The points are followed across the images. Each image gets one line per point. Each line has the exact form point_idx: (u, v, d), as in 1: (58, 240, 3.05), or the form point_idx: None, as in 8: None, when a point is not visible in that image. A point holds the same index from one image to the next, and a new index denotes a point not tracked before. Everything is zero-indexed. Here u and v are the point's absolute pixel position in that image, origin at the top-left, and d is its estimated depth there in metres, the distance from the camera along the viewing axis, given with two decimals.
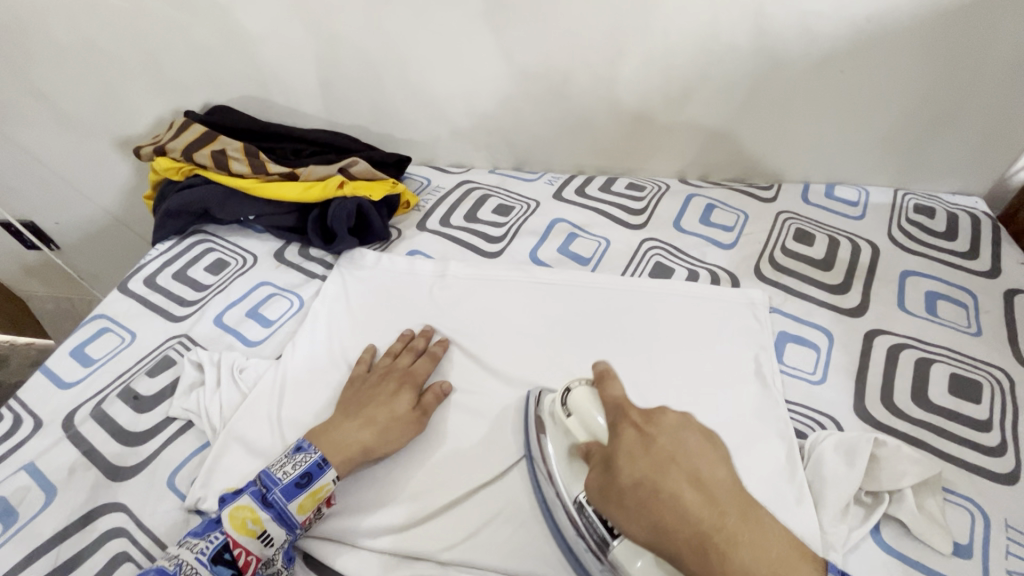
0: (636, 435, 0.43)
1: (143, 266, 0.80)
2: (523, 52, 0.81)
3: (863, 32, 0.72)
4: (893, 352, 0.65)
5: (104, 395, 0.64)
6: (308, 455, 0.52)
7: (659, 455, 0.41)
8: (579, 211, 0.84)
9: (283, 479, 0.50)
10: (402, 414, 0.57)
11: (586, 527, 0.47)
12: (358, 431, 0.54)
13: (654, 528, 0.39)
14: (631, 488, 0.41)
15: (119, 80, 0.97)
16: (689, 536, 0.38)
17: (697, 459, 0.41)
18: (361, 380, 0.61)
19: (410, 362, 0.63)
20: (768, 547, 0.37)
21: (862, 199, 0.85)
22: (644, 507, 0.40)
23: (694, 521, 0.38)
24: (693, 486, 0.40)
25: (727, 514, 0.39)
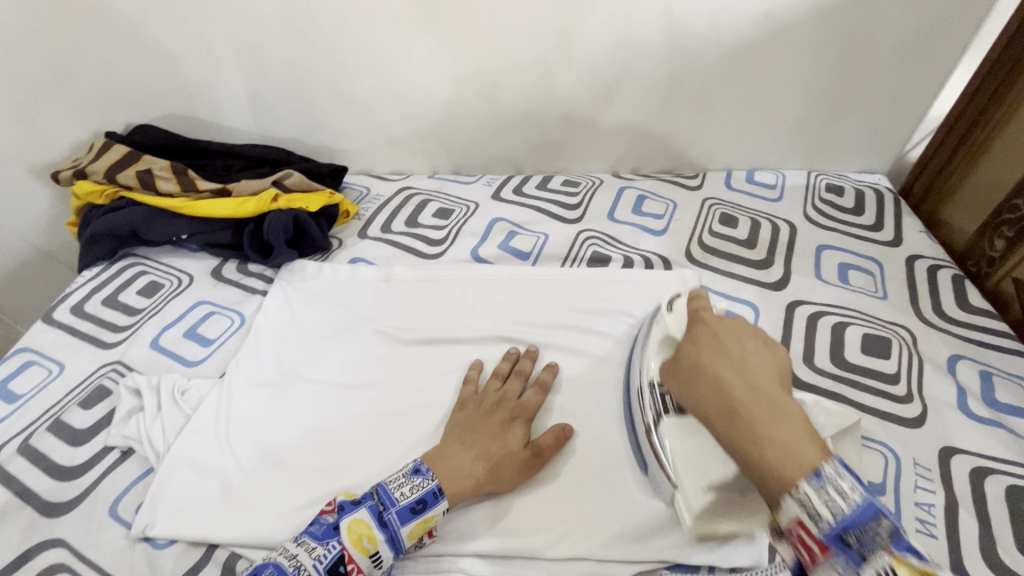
0: (711, 329, 0.46)
1: (70, 294, 0.76)
2: (451, 60, 0.83)
3: (762, 27, 0.77)
4: (812, 319, 0.70)
5: (34, 429, 0.61)
6: (425, 480, 0.51)
7: (718, 346, 0.44)
8: (518, 209, 0.86)
9: (400, 500, 0.50)
10: (519, 450, 0.54)
11: (651, 403, 0.51)
12: (472, 463, 0.53)
13: (697, 395, 0.43)
14: (688, 367, 0.45)
15: (31, 104, 0.92)
16: (710, 402, 0.42)
17: (737, 350, 0.43)
18: (471, 406, 0.59)
19: (519, 391, 0.60)
20: (785, 430, 0.37)
21: (779, 181, 0.91)
22: (692, 382, 0.44)
23: (728, 390, 0.41)
24: (736, 374, 0.42)
25: (759, 397, 0.40)
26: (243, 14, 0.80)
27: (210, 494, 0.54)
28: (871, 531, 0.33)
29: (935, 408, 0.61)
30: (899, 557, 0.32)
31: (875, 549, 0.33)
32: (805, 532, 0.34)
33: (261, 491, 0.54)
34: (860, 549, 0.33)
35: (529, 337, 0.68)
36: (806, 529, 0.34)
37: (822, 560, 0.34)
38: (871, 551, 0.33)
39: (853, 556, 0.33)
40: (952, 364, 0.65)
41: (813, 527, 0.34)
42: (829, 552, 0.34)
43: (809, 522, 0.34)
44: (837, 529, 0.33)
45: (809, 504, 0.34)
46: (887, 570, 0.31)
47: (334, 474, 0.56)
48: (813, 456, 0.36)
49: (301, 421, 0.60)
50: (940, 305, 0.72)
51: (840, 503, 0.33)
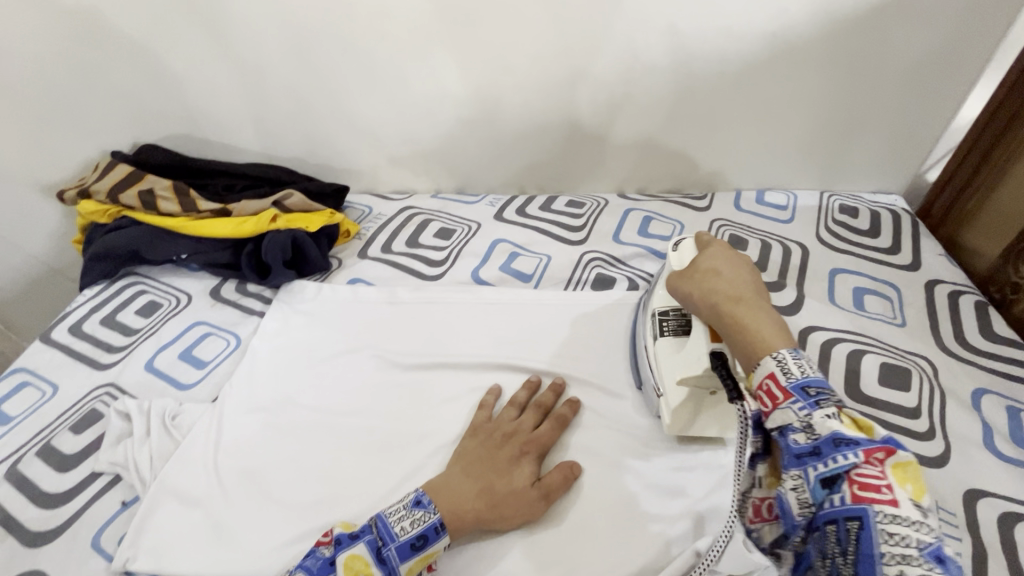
0: (722, 250, 0.55)
1: (69, 314, 0.76)
2: (454, 79, 0.83)
3: (770, 46, 0.76)
4: (826, 348, 0.67)
5: (23, 453, 0.60)
6: (427, 513, 0.49)
7: (727, 265, 0.53)
8: (521, 230, 0.84)
9: (400, 536, 0.48)
10: (526, 489, 0.52)
11: (649, 329, 0.59)
12: (473, 496, 0.51)
13: (703, 291, 0.51)
14: (701, 272, 0.53)
15: (41, 124, 0.93)
16: (715, 291, 0.50)
17: (742, 270, 0.53)
18: (483, 435, 0.56)
19: (535, 424, 0.58)
20: (770, 324, 0.47)
21: (791, 202, 0.89)
22: (702, 282, 0.52)
23: (733, 289, 0.50)
24: (737, 284, 0.51)
25: (754, 299, 0.49)
26: (247, 35, 0.80)
27: (196, 525, 0.53)
28: (825, 391, 0.41)
29: (958, 446, 0.57)
30: (842, 412, 0.40)
31: (826, 401, 0.40)
32: (772, 382, 0.42)
33: (247, 521, 0.53)
34: (817, 398, 0.40)
35: (529, 362, 0.65)
36: (775, 380, 0.42)
37: (782, 403, 0.41)
38: (824, 401, 0.40)
39: (811, 402, 0.40)
40: (976, 398, 0.62)
41: (781, 377, 0.42)
42: (789, 398, 0.41)
43: (779, 374, 0.42)
44: (800, 381, 0.41)
45: (782, 362, 0.42)
46: (832, 414, 0.39)
47: (324, 505, 0.54)
48: (784, 341, 0.45)
49: (291, 448, 0.59)
50: (962, 334, 0.68)
51: (801, 370, 0.42)
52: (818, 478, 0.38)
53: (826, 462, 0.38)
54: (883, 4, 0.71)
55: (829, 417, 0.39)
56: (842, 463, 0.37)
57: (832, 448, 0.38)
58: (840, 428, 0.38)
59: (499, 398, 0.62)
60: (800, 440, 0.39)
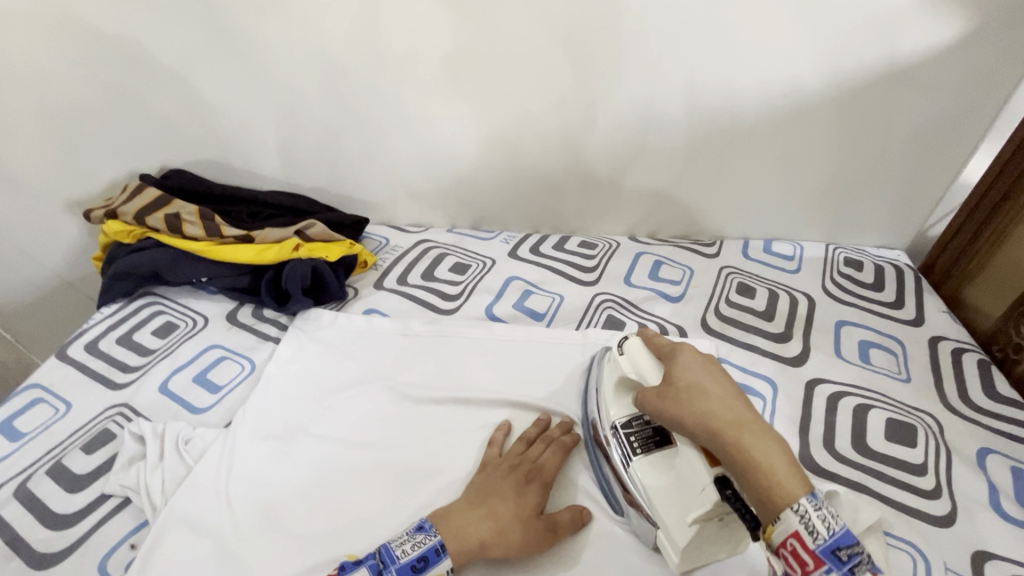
0: (694, 356, 0.52)
1: (86, 331, 0.77)
2: (478, 121, 0.86)
3: (781, 106, 0.79)
4: (833, 400, 0.68)
5: (33, 471, 0.60)
6: (428, 536, 0.50)
7: (705, 374, 0.50)
8: (534, 268, 0.86)
9: (401, 558, 0.48)
10: (531, 518, 0.52)
11: (617, 447, 0.53)
12: (478, 522, 0.51)
13: (697, 415, 0.46)
14: (684, 389, 0.48)
15: (73, 143, 0.96)
16: (709, 418, 0.46)
17: (720, 379, 0.50)
18: (489, 468, 0.57)
19: (540, 455, 0.58)
20: (774, 449, 0.44)
21: (797, 253, 0.91)
22: (693, 401, 0.47)
23: (728, 411, 0.46)
24: (726, 397, 0.47)
25: (751, 417, 0.46)
26: (283, 72, 0.84)
27: (204, 554, 0.53)
28: (856, 552, 0.39)
29: (965, 506, 0.58)
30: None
31: (861, 566, 0.38)
32: (799, 544, 0.39)
33: (255, 553, 0.53)
34: (850, 564, 0.38)
35: (541, 400, 0.66)
36: (803, 544, 0.39)
37: (813, 572, 0.39)
38: (858, 566, 0.38)
39: (845, 570, 0.38)
40: (981, 458, 0.62)
41: (809, 539, 0.39)
42: (822, 566, 0.39)
43: (807, 536, 0.39)
44: (830, 544, 0.39)
45: (809, 519, 0.39)
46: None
47: (331, 539, 0.54)
48: (802, 480, 0.42)
49: (301, 477, 0.59)
50: (966, 392, 0.69)
51: (830, 526, 0.39)
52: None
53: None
54: (891, 73, 0.75)
55: None
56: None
57: None
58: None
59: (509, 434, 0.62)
60: None
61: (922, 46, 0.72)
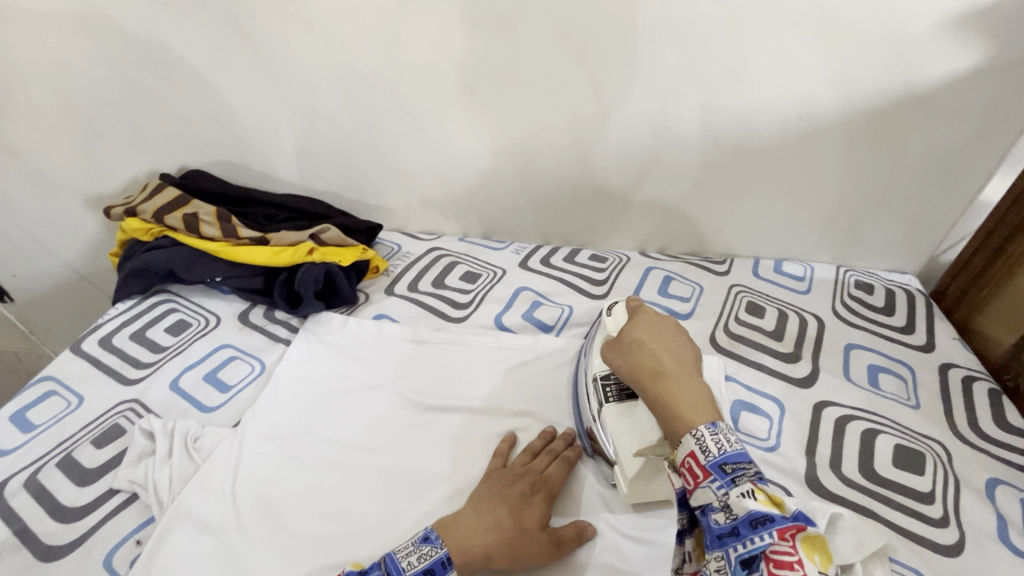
0: (650, 318, 0.57)
1: (100, 326, 0.78)
2: (494, 132, 0.87)
3: (796, 128, 0.80)
4: (841, 423, 0.68)
5: (43, 463, 0.61)
6: (434, 548, 0.50)
7: (653, 331, 0.56)
8: (544, 280, 0.87)
9: (407, 570, 0.48)
10: (537, 531, 0.52)
11: (593, 394, 0.60)
12: (483, 533, 0.51)
13: (631, 362, 0.53)
14: (628, 343, 0.55)
15: (97, 142, 0.98)
16: (638, 367, 0.52)
17: (665, 338, 0.55)
18: (495, 477, 0.57)
19: (545, 466, 0.59)
20: (693, 397, 0.49)
21: (807, 274, 0.91)
22: (631, 352, 0.54)
23: (656, 362, 0.52)
24: (663, 351, 0.53)
25: (678, 370, 0.51)
26: (304, 79, 0.85)
27: (209, 553, 0.53)
28: (741, 466, 0.43)
29: (973, 536, 0.57)
30: (758, 487, 0.42)
31: (743, 478, 0.42)
32: (694, 461, 0.44)
33: (257, 555, 0.53)
34: (733, 475, 0.42)
35: (547, 411, 0.66)
36: (697, 460, 0.44)
37: (703, 482, 0.43)
38: (741, 478, 0.42)
39: (726, 480, 0.42)
40: (991, 489, 0.62)
41: (701, 456, 0.44)
42: (709, 477, 0.43)
43: (699, 453, 0.44)
44: (718, 460, 0.43)
45: (701, 440, 0.44)
46: (748, 492, 0.42)
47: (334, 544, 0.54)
48: (709, 416, 0.47)
49: (308, 480, 0.59)
50: (976, 421, 0.69)
51: (723, 446, 0.44)
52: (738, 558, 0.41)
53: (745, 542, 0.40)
54: (906, 99, 0.75)
55: (744, 496, 0.41)
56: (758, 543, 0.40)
57: (749, 530, 0.40)
58: (755, 507, 0.41)
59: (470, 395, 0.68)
60: (720, 521, 0.42)
61: (939, 74, 0.72)
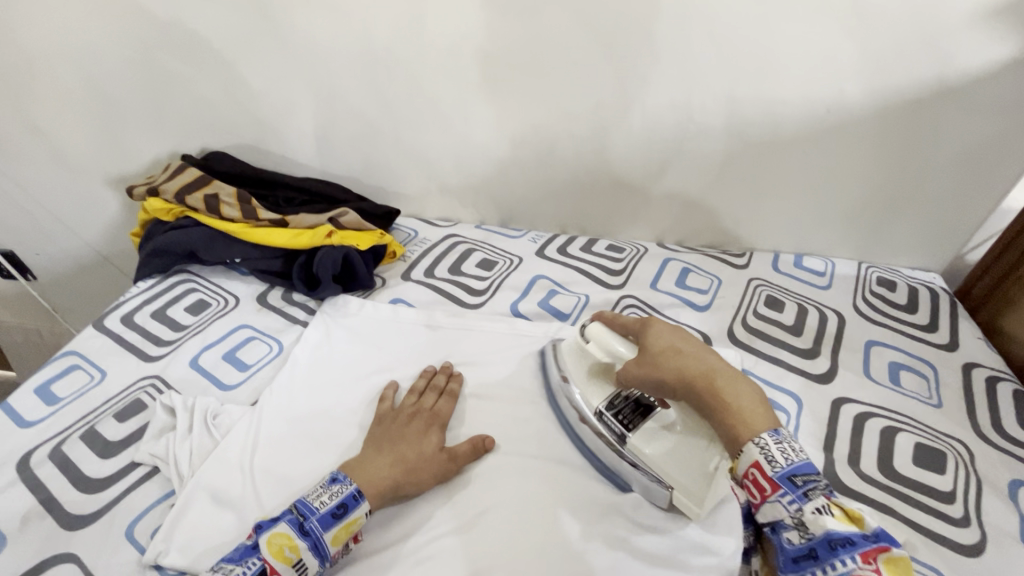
0: (670, 322, 0.56)
1: (122, 304, 0.79)
2: (513, 120, 0.86)
3: (822, 119, 0.78)
4: (859, 420, 0.67)
5: (67, 435, 0.62)
6: (342, 486, 0.53)
7: (679, 333, 0.54)
8: (561, 268, 0.87)
9: (320, 508, 0.51)
10: (434, 453, 0.58)
11: (606, 428, 0.58)
12: (389, 467, 0.56)
13: (673, 372, 0.50)
14: (661, 353, 0.52)
15: (119, 122, 0.99)
16: (684, 376, 0.50)
17: (691, 338, 0.53)
18: (387, 421, 0.61)
19: (432, 403, 0.64)
20: (744, 394, 0.47)
21: (828, 269, 0.90)
22: (671, 362, 0.51)
23: (698, 365, 0.50)
24: (699, 352, 0.51)
25: (722, 367, 0.50)
26: (326, 63, 0.85)
27: (228, 528, 0.54)
28: (813, 479, 0.41)
29: (994, 537, 0.56)
30: (833, 504, 0.40)
31: (815, 491, 0.40)
32: (759, 472, 0.41)
33: None
34: (804, 488, 0.40)
35: None
36: (762, 470, 0.41)
37: (771, 497, 0.41)
38: (812, 491, 0.40)
39: (799, 494, 0.40)
40: (1014, 490, 0.60)
41: (766, 467, 0.41)
42: (778, 491, 0.40)
43: (765, 464, 0.41)
44: (786, 471, 0.41)
45: (767, 448, 0.42)
46: (824, 507, 0.39)
47: None
48: (768, 420, 0.45)
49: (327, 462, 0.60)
50: (999, 422, 0.68)
51: (786, 456, 0.41)
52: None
53: (825, 567, 0.38)
54: (940, 91, 0.73)
55: (819, 512, 0.39)
56: (842, 567, 0.37)
57: (829, 553, 0.38)
58: (835, 527, 0.38)
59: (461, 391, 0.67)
60: (794, 541, 0.40)
61: (977, 66, 0.70)
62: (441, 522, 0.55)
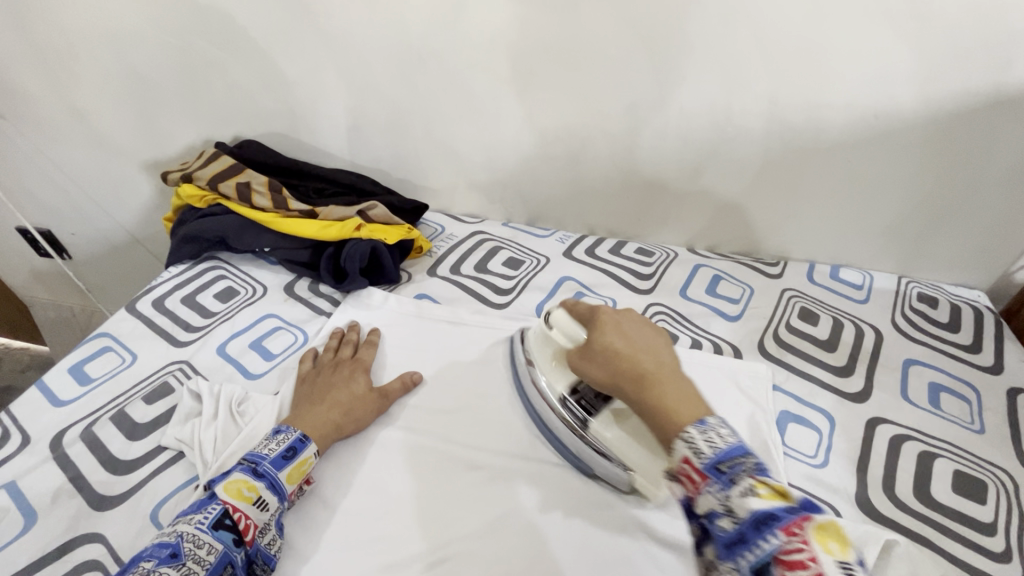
0: (612, 320, 0.53)
1: (154, 288, 0.81)
2: (545, 117, 0.85)
3: (870, 125, 0.75)
4: (895, 443, 0.64)
5: (98, 416, 0.63)
6: (287, 435, 0.56)
7: (621, 329, 0.52)
8: (589, 271, 0.86)
9: (269, 454, 0.53)
10: (364, 392, 0.63)
11: (569, 413, 0.59)
12: (328, 412, 0.59)
13: (611, 370, 0.49)
14: (598, 348, 0.51)
15: (156, 108, 1.01)
16: (619, 372, 0.48)
17: (638, 334, 0.51)
18: (311, 378, 0.64)
19: (351, 353, 0.69)
20: (680, 395, 0.44)
21: (866, 282, 0.87)
22: (609, 359, 0.49)
23: (637, 365, 0.47)
24: (643, 351, 0.49)
25: (663, 365, 0.47)
26: (361, 54, 0.85)
27: None
28: (740, 462, 0.37)
29: None
30: (760, 481, 0.36)
31: (742, 475, 0.36)
32: (689, 466, 0.38)
33: (300, 531, 0.54)
34: (731, 475, 0.36)
35: None
36: (691, 464, 0.38)
37: (701, 488, 0.37)
38: (739, 475, 0.36)
39: (725, 481, 0.36)
40: None
41: (695, 460, 0.38)
42: (707, 481, 0.37)
43: (693, 456, 0.38)
44: (713, 461, 0.37)
45: (692, 443, 0.39)
46: (750, 488, 0.35)
47: (374, 523, 0.54)
48: (699, 413, 0.42)
49: (353, 455, 0.60)
50: None
51: (714, 443, 0.38)
52: (750, 569, 0.33)
53: (751, 550, 0.33)
54: (999, 100, 0.69)
55: (747, 494, 0.35)
56: (767, 547, 0.33)
57: (755, 534, 0.34)
58: (759, 506, 0.34)
59: (380, 341, 0.72)
60: (726, 528, 0.35)
61: None
62: (462, 525, 0.54)
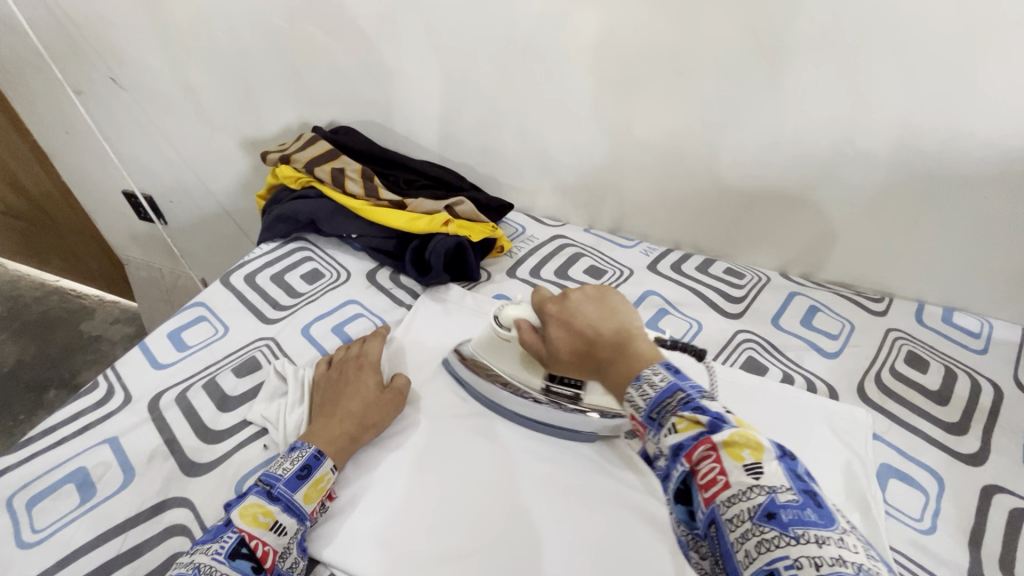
0: (558, 297, 0.58)
1: (247, 263, 0.84)
2: (645, 125, 0.82)
3: (1017, 160, 0.67)
4: (1015, 517, 0.57)
5: (191, 383, 0.66)
6: (302, 451, 0.54)
7: (564, 309, 0.56)
8: (674, 288, 0.82)
9: (283, 475, 0.52)
10: (376, 395, 0.61)
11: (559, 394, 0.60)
12: (341, 423, 0.58)
13: (569, 353, 0.54)
14: (552, 338, 0.56)
15: (261, 89, 1.05)
16: (578, 352, 0.53)
17: (582, 311, 0.55)
18: (324, 382, 0.63)
19: (359, 350, 0.67)
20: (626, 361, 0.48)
21: (985, 331, 0.78)
22: (564, 344, 0.55)
23: (587, 344, 0.52)
24: (587, 329, 0.53)
25: (609, 340, 0.51)
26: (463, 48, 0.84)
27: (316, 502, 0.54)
28: (665, 404, 0.42)
29: None
30: (681, 415, 0.41)
31: (666, 415, 0.41)
32: (633, 421, 0.44)
33: (376, 526, 0.53)
34: (659, 418, 0.42)
35: None
36: (636, 418, 0.44)
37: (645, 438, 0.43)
38: (664, 416, 0.41)
39: (656, 425, 0.42)
40: None
41: (637, 413, 0.44)
42: (647, 431, 0.43)
43: (635, 413, 0.44)
44: (648, 410, 0.43)
45: (634, 401, 0.45)
46: (671, 425, 0.41)
47: (447, 527, 0.54)
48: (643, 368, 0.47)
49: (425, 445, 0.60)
50: None
51: (647, 393, 0.44)
52: (675, 495, 0.39)
53: (671, 478, 0.40)
54: None
55: (667, 432, 0.41)
56: (679, 471, 0.39)
57: (672, 461, 0.39)
58: (673, 439, 0.40)
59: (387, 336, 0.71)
60: (660, 464, 0.41)
61: None
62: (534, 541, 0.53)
